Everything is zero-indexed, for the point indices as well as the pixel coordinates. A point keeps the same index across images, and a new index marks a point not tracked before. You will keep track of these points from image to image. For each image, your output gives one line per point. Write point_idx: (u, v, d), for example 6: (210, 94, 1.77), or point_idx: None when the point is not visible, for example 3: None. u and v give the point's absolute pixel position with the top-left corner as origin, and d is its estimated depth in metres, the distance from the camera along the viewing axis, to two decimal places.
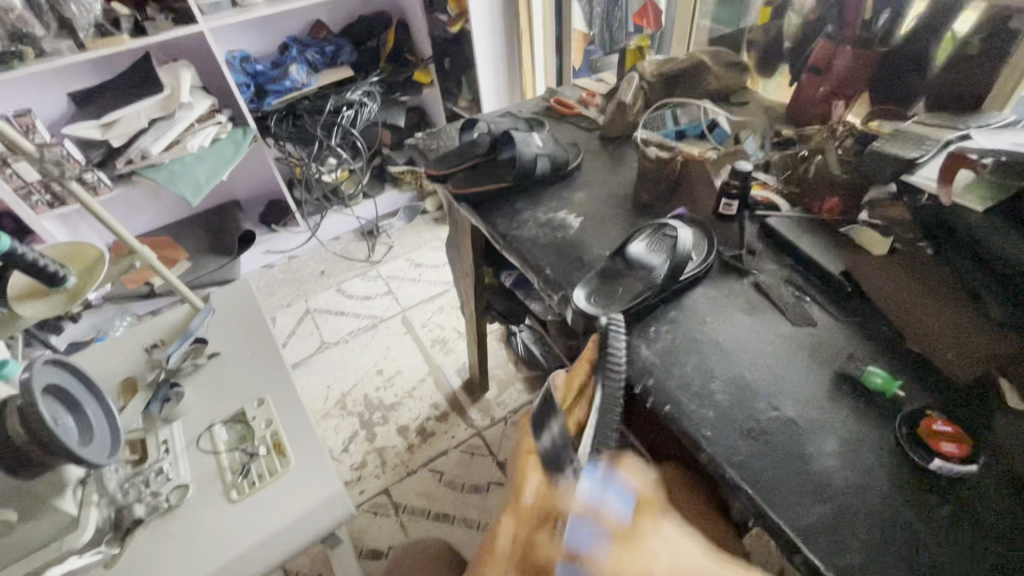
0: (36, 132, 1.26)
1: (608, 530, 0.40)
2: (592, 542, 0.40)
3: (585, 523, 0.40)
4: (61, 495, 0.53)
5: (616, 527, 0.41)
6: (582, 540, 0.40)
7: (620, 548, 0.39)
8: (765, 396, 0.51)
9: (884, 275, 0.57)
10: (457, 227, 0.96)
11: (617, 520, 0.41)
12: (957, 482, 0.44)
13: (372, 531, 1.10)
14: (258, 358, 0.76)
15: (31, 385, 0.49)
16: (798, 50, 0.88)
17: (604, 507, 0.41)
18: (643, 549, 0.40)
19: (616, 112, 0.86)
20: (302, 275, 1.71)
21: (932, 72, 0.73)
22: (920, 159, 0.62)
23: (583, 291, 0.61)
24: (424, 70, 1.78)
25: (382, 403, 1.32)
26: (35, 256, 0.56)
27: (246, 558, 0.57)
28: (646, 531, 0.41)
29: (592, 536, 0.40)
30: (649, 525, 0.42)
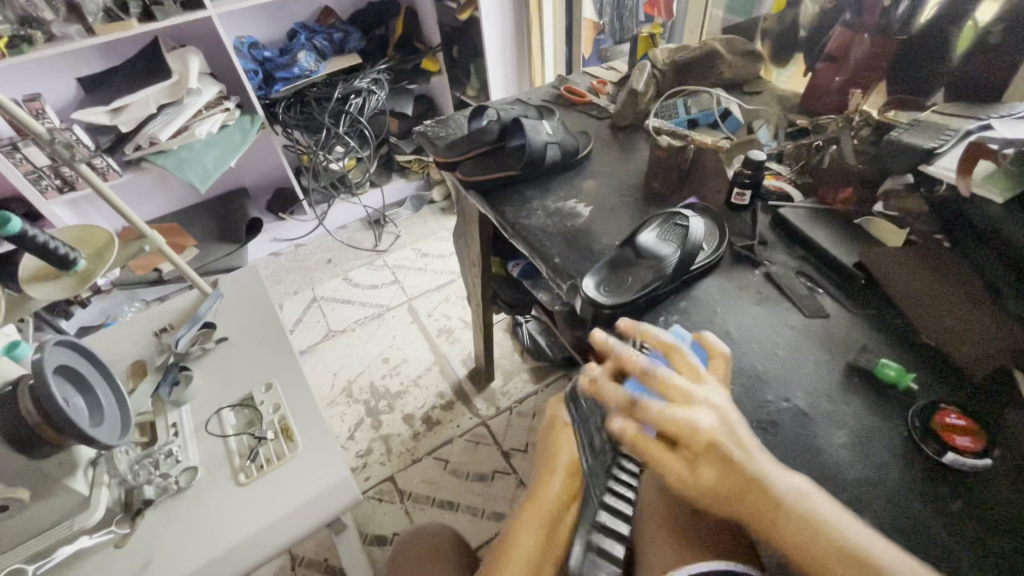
0: (46, 116, 1.26)
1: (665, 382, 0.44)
2: (650, 384, 0.44)
3: (647, 375, 0.44)
4: (72, 475, 0.55)
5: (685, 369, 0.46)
6: (640, 388, 0.43)
7: (672, 402, 0.42)
8: (775, 387, 0.50)
9: (898, 267, 0.56)
10: (465, 215, 0.96)
11: (692, 367, 0.46)
12: (970, 476, 0.43)
13: (377, 517, 1.11)
14: (266, 344, 0.76)
15: (42, 366, 0.50)
16: (814, 38, 0.86)
17: (678, 351, 0.47)
18: (704, 399, 0.42)
19: (627, 100, 0.85)
20: (308, 263, 1.71)
21: (952, 62, 0.71)
22: (938, 150, 0.60)
23: (593, 280, 0.61)
24: (432, 59, 1.75)
25: (388, 391, 1.32)
26: (46, 239, 0.57)
27: (258, 540, 0.58)
28: (706, 381, 0.45)
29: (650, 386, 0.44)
30: (715, 380, 0.45)
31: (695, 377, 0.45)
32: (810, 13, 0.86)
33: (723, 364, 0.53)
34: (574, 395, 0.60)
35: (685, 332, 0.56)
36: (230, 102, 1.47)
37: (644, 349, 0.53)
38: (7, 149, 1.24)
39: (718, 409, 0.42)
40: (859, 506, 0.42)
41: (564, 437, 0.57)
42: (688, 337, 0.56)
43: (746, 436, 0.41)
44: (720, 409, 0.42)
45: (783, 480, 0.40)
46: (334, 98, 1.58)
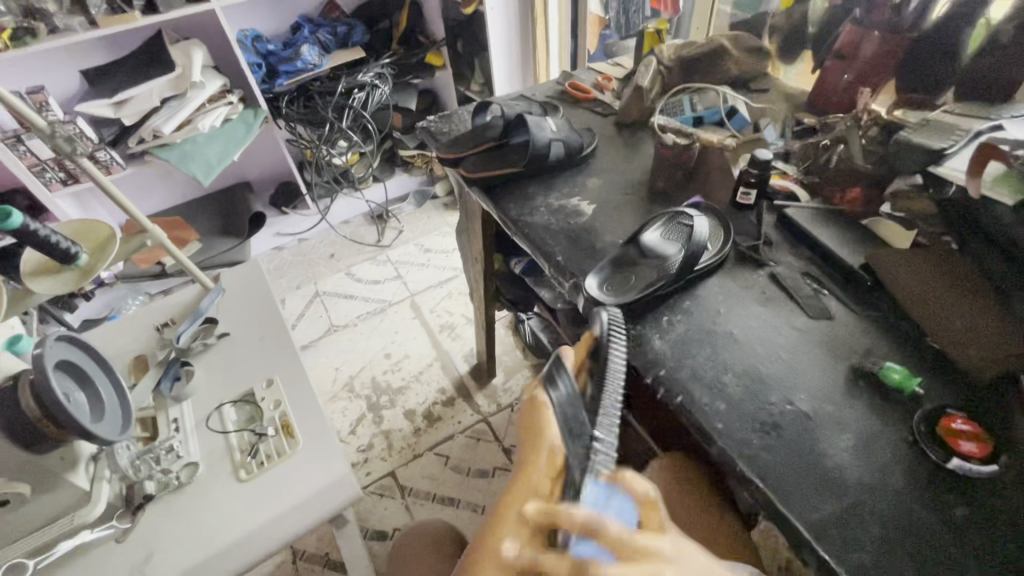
0: (49, 109, 1.26)
1: (615, 540, 0.35)
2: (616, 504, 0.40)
3: (587, 534, 0.36)
4: (73, 470, 0.55)
5: (627, 529, 0.36)
6: (587, 548, 0.35)
7: (647, 507, 0.39)
8: (778, 390, 0.50)
9: (907, 268, 0.55)
10: (467, 212, 0.95)
11: (632, 521, 0.37)
12: (976, 482, 0.43)
13: (377, 512, 1.11)
14: (267, 340, 0.76)
15: (43, 361, 0.50)
16: (823, 35, 0.85)
17: (605, 518, 0.36)
18: (663, 550, 0.34)
19: (633, 97, 0.84)
20: (311, 258, 1.71)
21: (964, 61, 0.69)
22: (948, 150, 0.59)
23: (595, 279, 0.60)
24: (436, 53, 1.74)
25: (389, 386, 1.32)
26: (47, 233, 0.57)
27: (259, 535, 0.58)
28: (665, 526, 0.37)
29: (595, 545, 0.35)
30: (666, 525, 0.37)
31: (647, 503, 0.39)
32: (820, 9, 0.85)
33: (726, 366, 0.52)
34: (552, 374, 0.48)
35: (689, 332, 0.56)
36: (233, 95, 1.47)
37: (615, 333, 0.52)
38: (10, 142, 1.24)
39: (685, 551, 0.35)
40: (862, 510, 0.42)
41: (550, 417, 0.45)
42: (691, 337, 0.55)
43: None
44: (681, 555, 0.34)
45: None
46: (337, 92, 1.58)
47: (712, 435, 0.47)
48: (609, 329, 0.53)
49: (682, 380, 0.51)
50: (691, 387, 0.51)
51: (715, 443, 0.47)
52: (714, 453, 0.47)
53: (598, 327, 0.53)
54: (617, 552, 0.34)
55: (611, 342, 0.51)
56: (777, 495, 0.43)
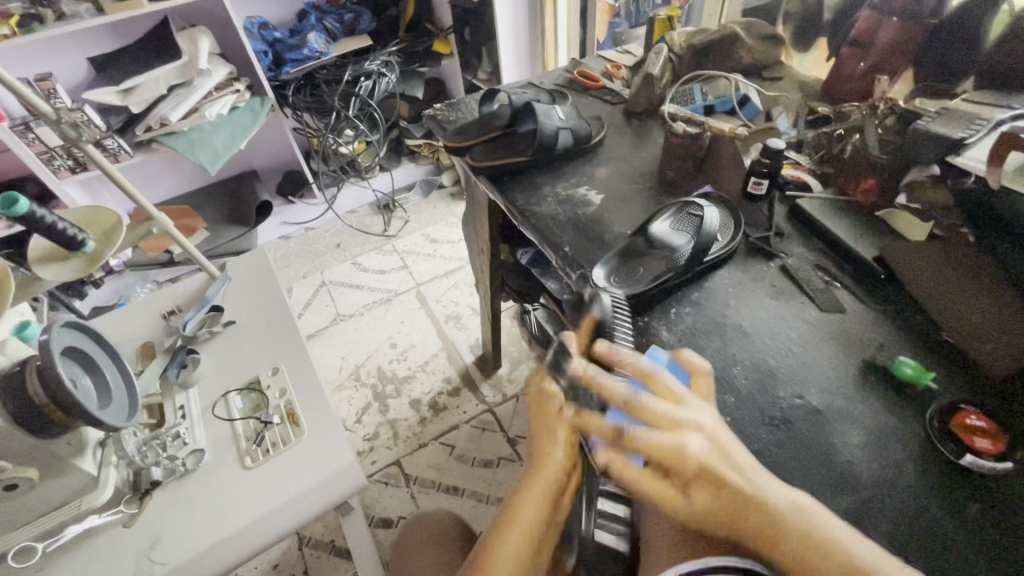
0: (56, 96, 1.25)
1: (653, 394, 0.44)
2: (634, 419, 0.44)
3: (640, 380, 0.45)
4: (80, 456, 0.55)
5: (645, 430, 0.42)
6: (633, 389, 0.44)
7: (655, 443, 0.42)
8: (787, 384, 0.49)
9: (922, 261, 0.54)
10: (474, 202, 0.95)
11: (673, 390, 0.44)
12: (989, 480, 0.42)
13: (383, 501, 1.12)
14: (273, 328, 0.76)
15: (49, 347, 0.50)
16: (839, 22, 0.83)
17: (658, 374, 0.45)
18: (684, 421, 0.41)
19: (642, 85, 0.82)
20: (318, 247, 1.71)
21: (985, 49, 0.67)
22: (969, 139, 0.57)
23: (603, 270, 0.59)
24: (443, 40, 1.73)
25: (395, 375, 1.33)
26: (55, 220, 0.57)
27: (263, 523, 0.58)
28: (695, 400, 0.44)
29: (642, 388, 0.45)
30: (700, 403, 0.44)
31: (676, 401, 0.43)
32: None
33: (734, 359, 0.52)
34: (557, 361, 0.52)
35: (697, 324, 0.55)
36: (240, 83, 1.46)
37: (620, 316, 0.53)
38: (19, 129, 1.25)
39: (706, 431, 0.41)
40: (871, 507, 0.41)
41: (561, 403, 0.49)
42: (699, 329, 0.54)
43: (735, 454, 0.40)
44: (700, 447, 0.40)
45: (774, 488, 0.38)
46: (344, 80, 1.57)
47: None
48: (615, 312, 0.53)
49: None
50: None
51: None
52: None
53: (598, 309, 0.52)
54: (645, 424, 0.42)
55: (616, 323, 0.52)
56: None
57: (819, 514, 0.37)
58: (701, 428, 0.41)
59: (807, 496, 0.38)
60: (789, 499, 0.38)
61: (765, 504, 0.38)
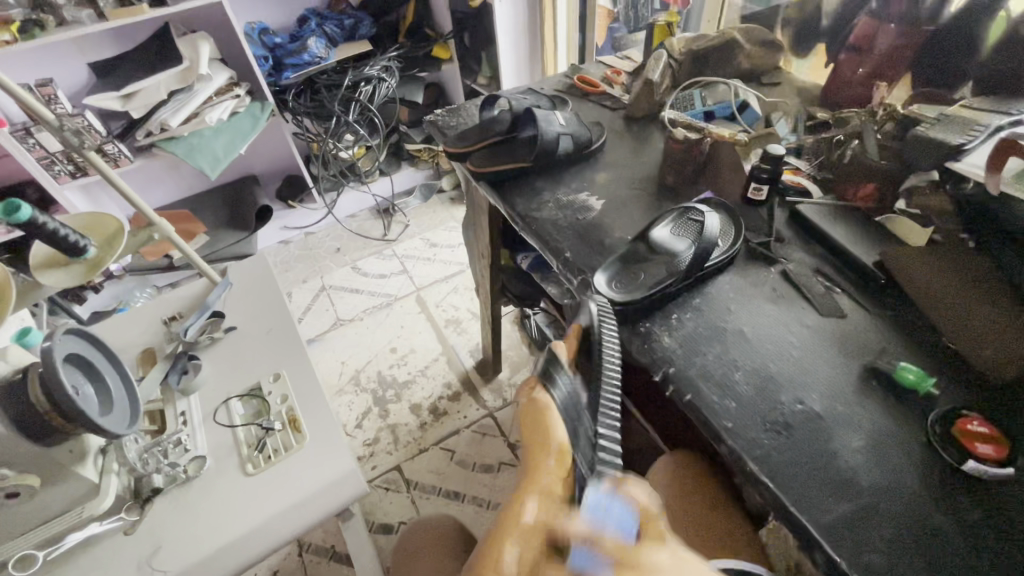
0: (57, 102, 1.26)
1: (610, 553, 0.30)
2: (613, 518, 0.33)
3: (605, 496, 0.34)
4: (82, 463, 0.55)
5: (620, 542, 0.31)
6: (586, 562, 0.30)
7: (643, 535, 0.32)
8: (789, 389, 0.49)
9: (922, 265, 0.54)
10: (474, 207, 0.95)
11: (622, 548, 0.30)
12: (991, 485, 0.42)
13: (383, 506, 1.11)
14: (274, 334, 0.76)
15: (52, 354, 0.50)
16: (837, 29, 0.84)
17: (605, 531, 0.31)
18: (649, 572, 0.29)
19: (642, 91, 0.83)
20: (318, 251, 1.71)
21: (982, 55, 0.68)
22: (967, 145, 0.58)
23: (604, 275, 0.60)
24: (443, 46, 1.74)
25: (395, 380, 1.32)
26: (57, 227, 0.57)
27: (265, 530, 0.58)
28: (664, 551, 0.31)
29: (609, 504, 0.34)
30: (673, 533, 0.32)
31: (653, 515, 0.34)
32: (834, 1, 0.83)
33: (736, 364, 0.52)
34: (549, 372, 0.46)
35: (698, 330, 0.55)
36: (240, 88, 1.46)
37: (606, 321, 0.52)
38: (19, 134, 1.25)
39: (692, 554, 0.31)
40: (873, 513, 0.41)
41: (554, 418, 0.42)
42: (701, 335, 0.55)
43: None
44: (681, 565, 0.30)
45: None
46: (344, 85, 1.58)
47: (723, 435, 0.47)
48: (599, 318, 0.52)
49: (691, 378, 0.51)
50: (701, 385, 0.50)
51: (725, 443, 0.46)
52: (724, 453, 0.46)
53: (572, 327, 0.46)
54: (629, 535, 0.32)
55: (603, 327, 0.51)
56: (788, 497, 0.42)
57: None
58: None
59: None
60: None
61: None
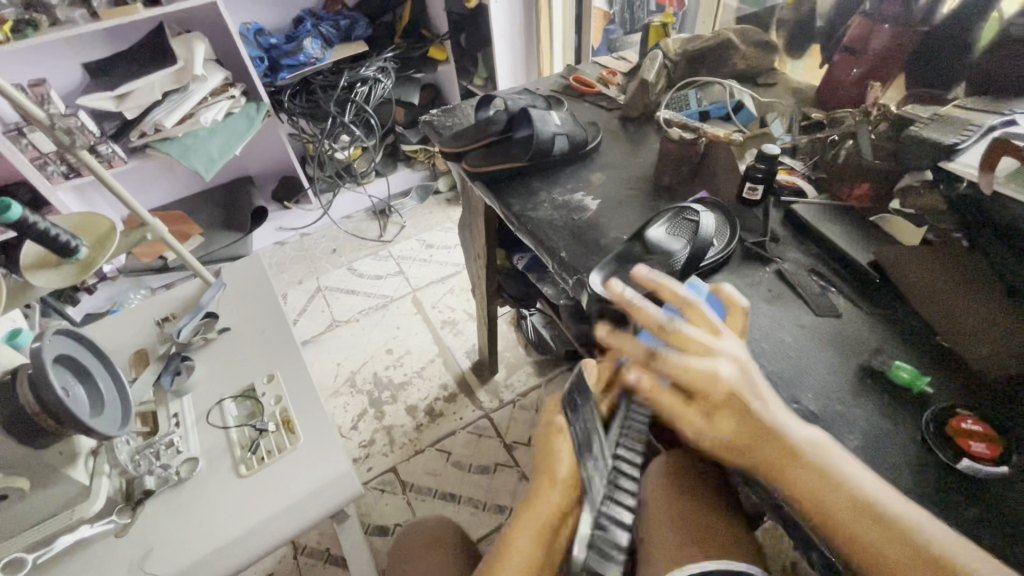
0: (50, 102, 1.25)
1: (683, 322, 0.47)
2: (677, 321, 0.47)
3: (677, 307, 0.48)
4: (72, 465, 0.54)
5: (697, 333, 0.46)
6: (652, 340, 0.47)
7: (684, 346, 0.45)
8: (784, 389, 0.49)
9: (916, 264, 0.54)
10: (470, 207, 0.95)
11: (704, 321, 0.47)
12: (986, 484, 0.42)
13: (379, 508, 1.11)
14: (268, 334, 0.75)
15: (41, 354, 0.49)
16: (831, 30, 0.84)
17: (687, 302, 0.48)
18: (714, 350, 0.44)
19: (638, 91, 0.83)
20: (313, 252, 1.71)
21: (974, 56, 0.68)
22: (959, 145, 0.58)
23: (600, 275, 0.59)
24: (439, 47, 1.74)
25: (391, 382, 1.32)
26: (47, 226, 0.56)
27: (258, 532, 0.57)
28: (723, 335, 0.46)
29: (680, 314, 0.48)
30: (733, 335, 0.47)
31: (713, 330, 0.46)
32: (829, 3, 0.84)
33: None
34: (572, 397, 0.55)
35: None
36: (235, 89, 1.46)
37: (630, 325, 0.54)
38: (12, 135, 1.24)
39: (740, 364, 0.44)
40: None
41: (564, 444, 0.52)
42: None
43: (760, 386, 0.43)
44: (736, 364, 0.44)
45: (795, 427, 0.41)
46: (340, 86, 1.57)
47: None
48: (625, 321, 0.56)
49: None
50: None
51: None
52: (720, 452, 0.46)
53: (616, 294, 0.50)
54: (677, 344, 0.45)
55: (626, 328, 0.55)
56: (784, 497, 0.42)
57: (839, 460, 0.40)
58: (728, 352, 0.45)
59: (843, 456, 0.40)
60: (806, 435, 0.41)
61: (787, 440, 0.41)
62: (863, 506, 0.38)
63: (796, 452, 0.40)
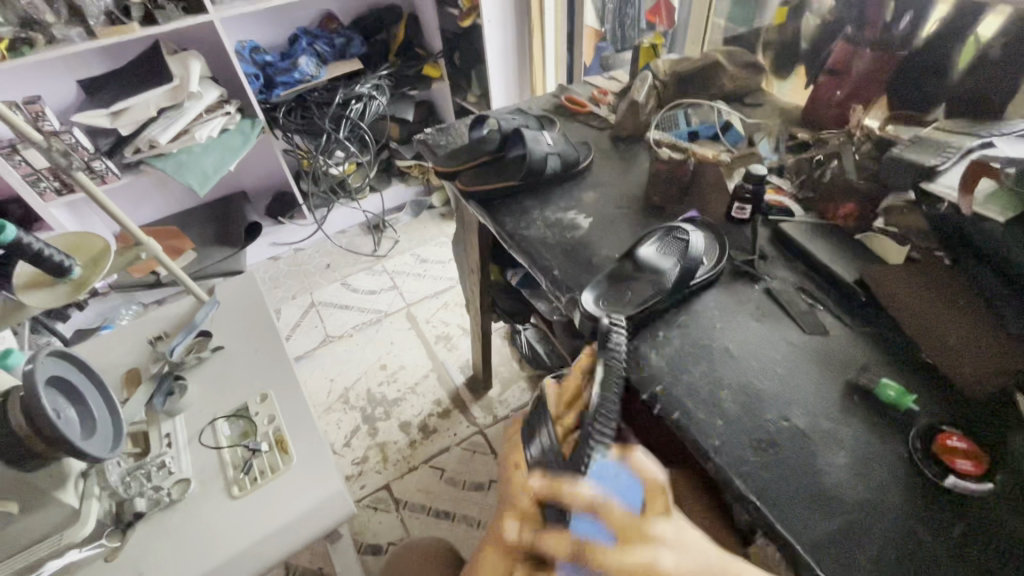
0: (45, 119, 1.25)
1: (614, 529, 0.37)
2: (597, 533, 0.37)
3: (590, 516, 0.38)
4: (62, 487, 0.54)
5: (621, 523, 0.37)
6: (586, 531, 0.37)
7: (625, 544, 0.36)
8: (774, 406, 0.50)
9: (901, 282, 0.56)
10: (464, 224, 0.96)
11: (628, 517, 0.37)
12: (970, 501, 0.43)
13: (372, 526, 1.10)
14: (261, 353, 0.75)
15: (34, 377, 0.49)
16: (816, 51, 0.86)
17: (610, 503, 0.38)
18: (654, 537, 0.36)
19: (628, 111, 0.84)
20: (307, 267, 1.71)
21: (953, 78, 0.70)
22: (940, 167, 0.60)
23: (591, 294, 0.60)
24: (433, 64, 1.76)
25: (384, 398, 1.31)
26: (41, 247, 0.56)
27: (250, 554, 0.57)
28: (655, 522, 0.37)
29: (596, 527, 0.37)
30: (662, 517, 0.38)
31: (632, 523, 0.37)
32: (813, 26, 0.86)
33: (722, 382, 0.52)
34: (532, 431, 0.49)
35: (684, 347, 0.56)
36: (231, 106, 1.47)
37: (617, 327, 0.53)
38: (5, 151, 1.24)
39: (673, 548, 0.36)
40: (857, 529, 0.42)
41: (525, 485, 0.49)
42: (687, 353, 0.55)
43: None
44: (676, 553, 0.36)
45: None
46: (335, 103, 1.59)
47: (708, 451, 0.47)
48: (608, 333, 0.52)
49: (678, 397, 0.51)
50: (688, 403, 0.51)
51: (710, 459, 0.47)
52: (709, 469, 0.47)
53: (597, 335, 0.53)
54: (611, 548, 0.36)
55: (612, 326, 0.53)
56: (774, 515, 0.43)
57: None
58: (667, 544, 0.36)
59: None
60: None
61: None
62: None
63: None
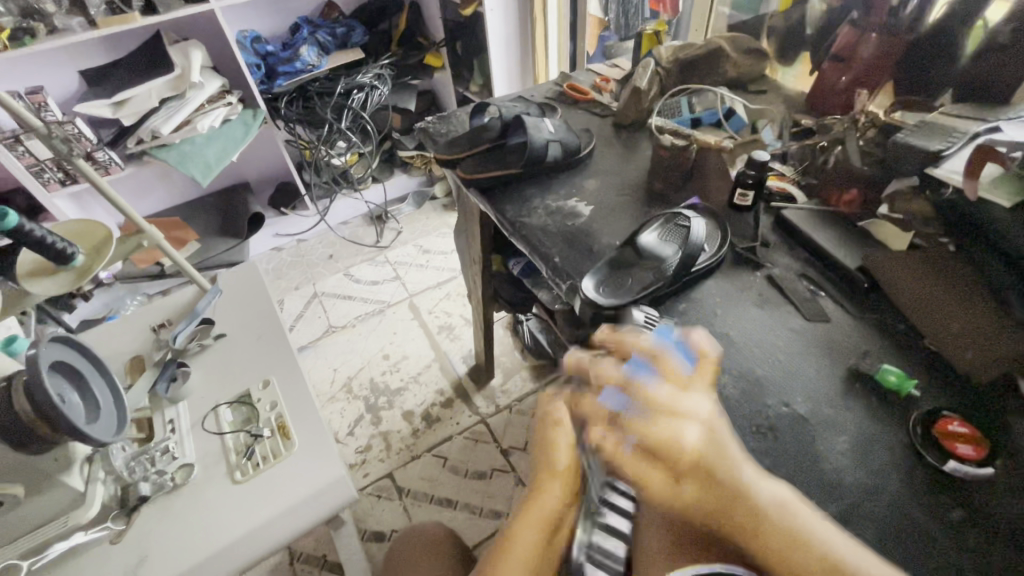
0: (47, 109, 1.25)
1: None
2: (644, 380, 0.42)
3: (642, 361, 0.45)
4: (67, 472, 0.55)
5: (649, 392, 0.41)
6: (635, 374, 0.43)
7: (653, 408, 0.40)
8: (775, 392, 0.50)
9: (904, 269, 0.55)
10: (465, 213, 0.95)
11: (678, 373, 0.44)
12: (971, 485, 0.43)
13: (376, 514, 1.11)
14: (264, 340, 0.76)
15: (37, 362, 0.49)
16: (821, 37, 0.85)
17: (637, 377, 0.43)
18: (681, 410, 0.40)
19: (631, 99, 0.84)
20: (310, 258, 1.71)
21: (962, 62, 0.69)
22: (945, 152, 0.59)
23: (593, 281, 0.60)
24: (435, 54, 1.75)
25: (388, 387, 1.32)
26: (43, 234, 0.56)
27: (252, 539, 0.57)
28: (694, 389, 0.43)
29: (647, 369, 0.44)
30: (700, 389, 0.43)
31: (680, 385, 0.43)
32: (818, 11, 0.85)
33: (723, 368, 0.52)
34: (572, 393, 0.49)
35: None
36: (233, 96, 1.47)
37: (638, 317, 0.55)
38: (9, 142, 1.24)
39: (701, 423, 0.40)
40: (857, 514, 0.42)
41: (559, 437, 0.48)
42: None
43: (728, 449, 0.40)
44: (705, 418, 0.41)
45: (762, 488, 0.39)
46: (336, 93, 1.58)
47: None
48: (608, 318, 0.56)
49: None
50: None
51: None
52: None
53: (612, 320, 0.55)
54: (640, 406, 0.41)
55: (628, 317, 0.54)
56: None
57: (799, 509, 0.38)
58: (692, 417, 0.40)
59: (809, 510, 0.39)
60: (777, 497, 0.39)
61: (770, 518, 0.38)
62: (837, 571, 0.35)
63: (760, 512, 0.38)
